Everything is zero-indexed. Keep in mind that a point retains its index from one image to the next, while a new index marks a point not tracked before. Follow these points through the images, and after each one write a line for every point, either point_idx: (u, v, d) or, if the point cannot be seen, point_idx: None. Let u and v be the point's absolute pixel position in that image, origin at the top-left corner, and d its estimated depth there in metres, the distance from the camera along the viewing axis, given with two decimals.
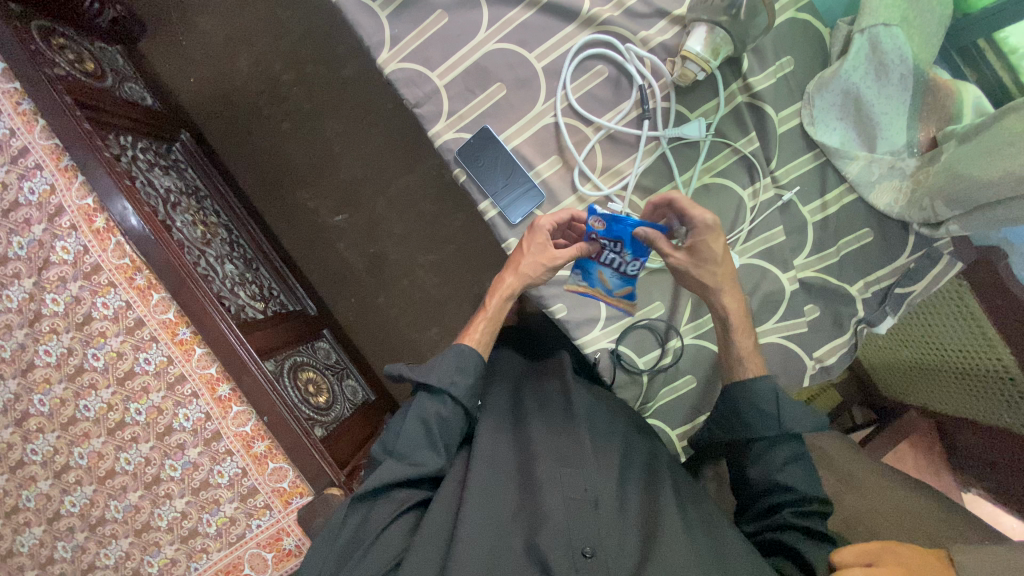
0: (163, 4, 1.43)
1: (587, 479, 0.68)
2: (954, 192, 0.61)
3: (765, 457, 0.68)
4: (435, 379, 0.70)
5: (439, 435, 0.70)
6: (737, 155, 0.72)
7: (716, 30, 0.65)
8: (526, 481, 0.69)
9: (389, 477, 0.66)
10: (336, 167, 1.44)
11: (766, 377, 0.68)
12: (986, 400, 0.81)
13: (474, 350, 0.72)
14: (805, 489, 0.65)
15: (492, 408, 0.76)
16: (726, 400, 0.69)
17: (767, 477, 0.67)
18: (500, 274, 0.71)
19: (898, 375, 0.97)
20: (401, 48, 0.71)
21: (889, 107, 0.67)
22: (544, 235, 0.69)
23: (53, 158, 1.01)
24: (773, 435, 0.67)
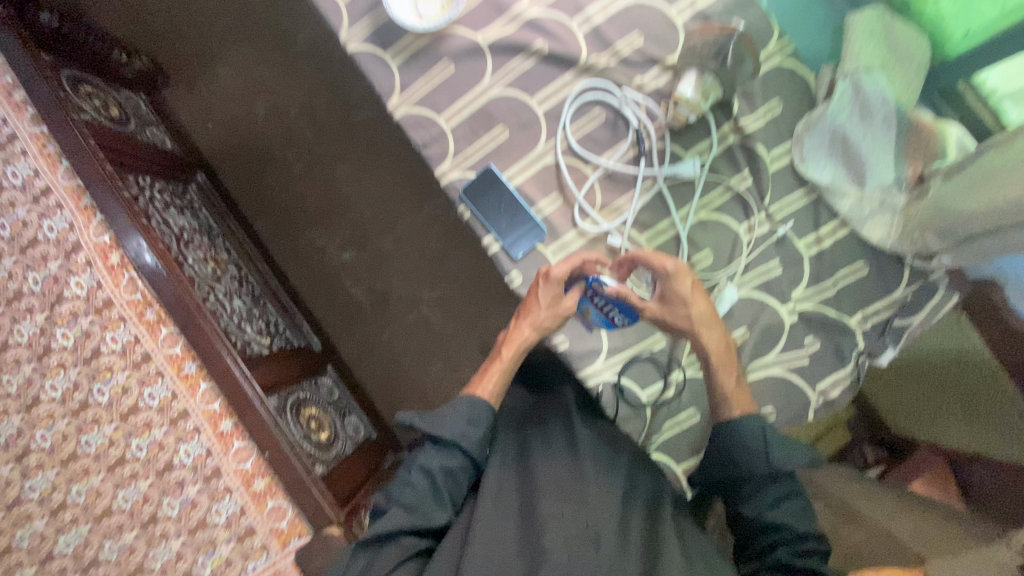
0: (186, 55, 1.51)
1: (589, 516, 0.66)
2: (943, 225, 0.63)
3: (756, 495, 0.66)
4: (447, 432, 0.69)
5: (446, 489, 0.69)
6: (731, 192, 0.74)
7: (706, 75, 0.70)
8: (531, 519, 0.66)
9: (394, 527, 0.65)
10: (345, 207, 1.49)
11: (754, 414, 0.68)
12: (992, 434, 0.80)
13: (485, 402, 0.72)
14: (798, 527, 0.63)
15: (499, 454, 0.75)
16: (718, 437, 0.68)
17: (759, 516, 0.65)
18: (515, 326, 0.74)
19: (907, 414, 0.95)
20: (410, 94, 0.76)
21: (876, 146, 0.70)
22: (557, 285, 0.70)
23: (74, 198, 1.06)
24: (763, 473, 0.66)
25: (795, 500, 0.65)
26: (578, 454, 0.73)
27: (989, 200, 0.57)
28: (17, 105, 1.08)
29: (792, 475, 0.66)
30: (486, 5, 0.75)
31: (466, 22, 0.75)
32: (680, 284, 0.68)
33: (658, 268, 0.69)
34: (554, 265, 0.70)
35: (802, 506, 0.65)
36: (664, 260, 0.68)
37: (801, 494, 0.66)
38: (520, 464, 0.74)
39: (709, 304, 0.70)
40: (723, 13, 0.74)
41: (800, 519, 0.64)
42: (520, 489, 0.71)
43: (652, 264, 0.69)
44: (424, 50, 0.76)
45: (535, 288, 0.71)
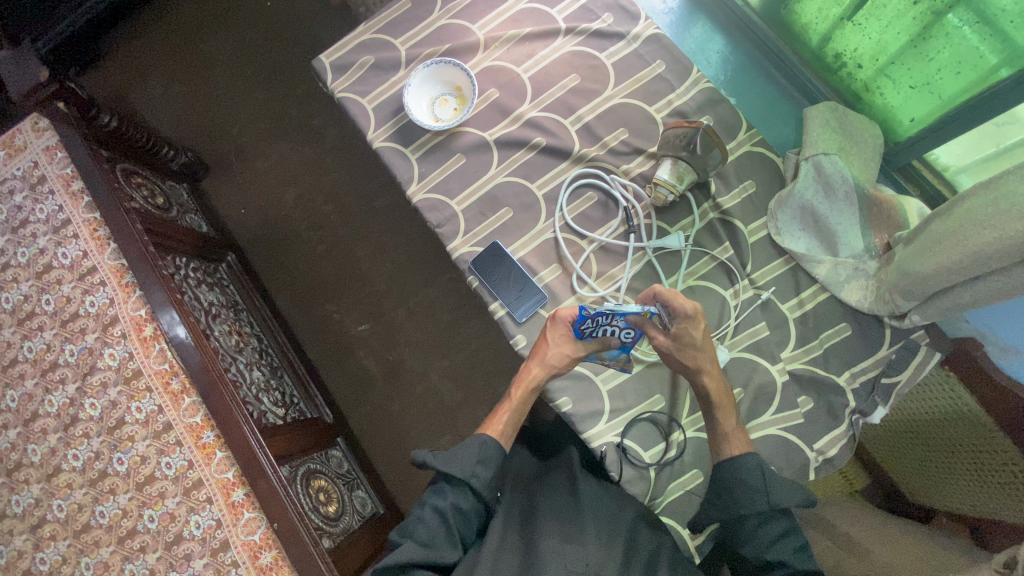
0: (225, 151, 1.69)
1: (588, 555, 0.70)
2: (906, 287, 0.69)
3: (755, 534, 0.69)
4: (458, 470, 0.72)
5: (457, 527, 0.71)
6: (715, 262, 0.82)
7: (679, 162, 0.79)
8: (530, 566, 0.69)
9: (407, 560, 0.66)
10: (362, 282, 1.58)
11: (751, 453, 0.71)
12: (994, 497, 0.79)
13: (496, 442, 0.75)
14: (795, 564, 0.67)
15: (499, 516, 0.75)
16: (720, 475, 0.71)
17: (758, 555, 0.68)
18: (525, 365, 0.77)
19: (910, 470, 0.95)
20: (426, 182, 0.87)
21: (842, 218, 0.77)
22: (564, 326, 0.77)
23: (117, 276, 1.15)
24: (762, 511, 0.69)
25: (788, 541, 0.68)
26: (580, 514, 0.74)
27: (937, 262, 0.63)
28: (74, 194, 1.19)
29: (789, 513, 0.71)
30: (493, 109, 0.88)
31: (475, 122, 0.88)
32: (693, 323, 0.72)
33: (677, 310, 0.71)
34: (561, 307, 0.77)
35: (798, 543, 0.68)
36: (683, 301, 0.71)
37: (796, 531, 0.69)
38: (524, 522, 0.75)
39: (700, 356, 0.73)
40: (696, 111, 0.85)
41: (798, 556, 0.67)
42: (522, 540, 0.73)
43: (673, 304, 0.72)
44: (439, 147, 0.88)
45: (545, 329, 0.78)
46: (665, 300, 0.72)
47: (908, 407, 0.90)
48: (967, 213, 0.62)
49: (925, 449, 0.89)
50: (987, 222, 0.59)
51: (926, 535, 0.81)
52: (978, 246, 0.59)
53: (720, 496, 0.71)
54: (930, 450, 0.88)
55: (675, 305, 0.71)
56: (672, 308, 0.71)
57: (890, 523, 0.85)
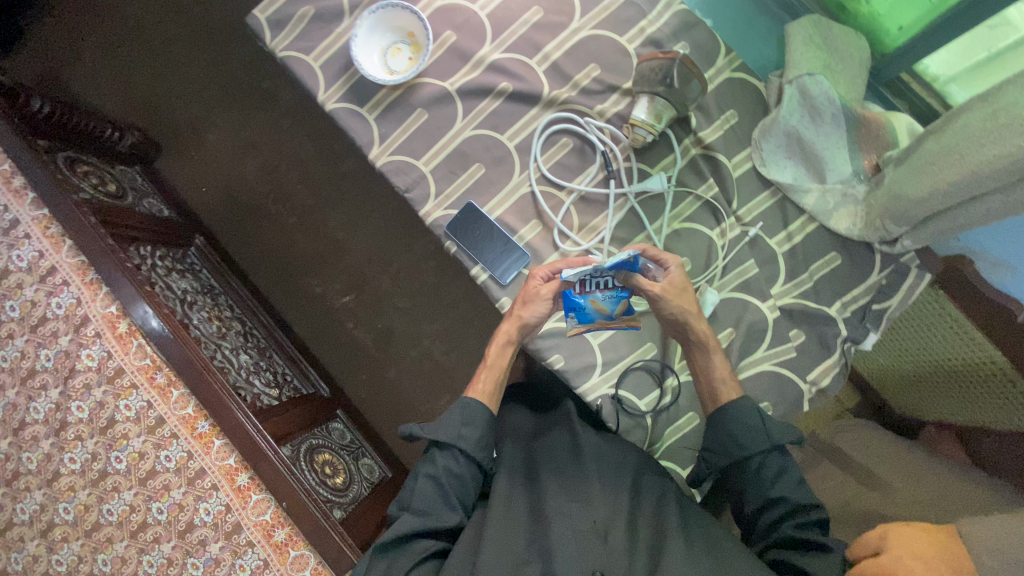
0: (175, 126, 1.58)
1: (595, 513, 0.71)
2: (897, 211, 0.67)
3: (758, 474, 0.70)
4: (443, 435, 0.72)
5: (453, 490, 0.71)
6: (700, 201, 0.78)
7: (657, 99, 0.74)
8: (539, 523, 0.70)
9: (405, 531, 0.67)
10: (341, 252, 1.53)
11: (746, 397, 0.72)
12: (987, 404, 0.82)
13: (477, 403, 0.74)
14: (798, 498, 0.67)
15: (504, 470, 0.75)
16: (716, 422, 0.72)
17: (761, 494, 0.69)
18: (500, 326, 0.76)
19: (927, 402, 0.96)
20: (389, 143, 0.81)
21: (829, 142, 0.73)
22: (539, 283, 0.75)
23: (79, 274, 1.10)
24: (763, 450, 0.70)
25: (790, 474, 0.69)
26: (584, 465, 0.75)
27: (931, 184, 0.61)
28: (16, 191, 1.10)
29: (784, 451, 0.71)
30: (451, 55, 0.81)
31: (434, 71, 0.81)
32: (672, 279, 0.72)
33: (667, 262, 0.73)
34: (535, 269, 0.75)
35: (798, 479, 0.69)
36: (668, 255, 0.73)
37: (794, 468, 0.70)
38: (528, 478, 0.76)
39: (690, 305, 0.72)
40: (671, 38, 0.79)
41: (799, 491, 0.68)
42: (528, 495, 0.74)
43: (661, 257, 0.73)
44: (398, 103, 0.81)
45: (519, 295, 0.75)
46: (654, 257, 0.73)
47: (903, 341, 0.94)
48: (963, 129, 0.58)
49: (922, 366, 0.92)
50: (985, 138, 0.55)
51: (925, 457, 0.84)
52: (977, 167, 0.55)
53: (719, 441, 0.71)
54: (926, 366, 0.91)
55: (665, 258, 0.73)
56: (663, 261, 0.73)
57: (889, 446, 0.88)
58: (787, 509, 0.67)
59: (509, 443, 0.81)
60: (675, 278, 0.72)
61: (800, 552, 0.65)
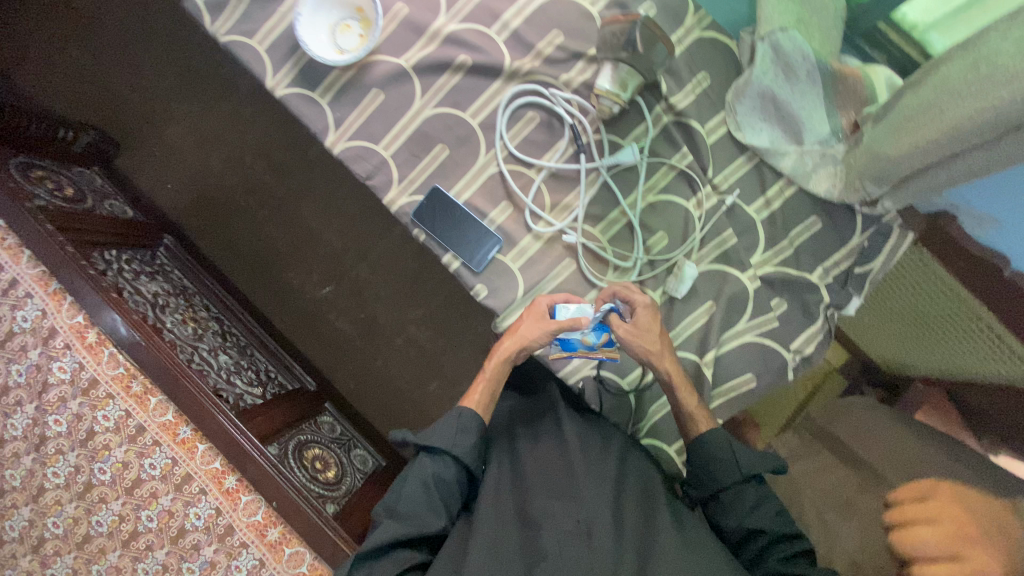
0: (133, 121, 1.50)
1: (579, 512, 0.66)
2: (877, 171, 0.64)
3: (734, 506, 0.69)
4: (437, 440, 0.70)
5: (439, 495, 0.69)
6: (674, 171, 0.75)
7: (620, 66, 0.70)
8: (526, 519, 0.67)
9: (388, 539, 0.64)
10: (317, 243, 1.49)
11: (716, 428, 0.70)
12: (976, 361, 0.82)
13: (472, 411, 0.72)
14: (777, 528, 0.66)
15: (493, 472, 0.73)
16: (693, 455, 0.70)
17: (741, 526, 0.67)
18: (499, 340, 0.73)
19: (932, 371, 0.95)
20: (345, 128, 0.76)
21: (805, 102, 0.69)
22: (540, 310, 0.72)
23: (41, 285, 1.05)
24: (736, 482, 0.69)
25: (768, 504, 0.68)
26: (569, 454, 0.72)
27: (910, 143, 0.58)
28: None
29: (760, 480, 0.70)
30: (404, 29, 0.76)
31: (387, 48, 0.76)
32: (643, 320, 0.69)
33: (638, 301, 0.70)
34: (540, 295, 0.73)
35: (777, 507, 0.68)
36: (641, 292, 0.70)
37: (771, 497, 0.69)
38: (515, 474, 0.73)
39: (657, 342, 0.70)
40: None
41: (779, 521, 0.67)
42: (514, 492, 0.71)
43: (630, 296, 0.70)
44: (351, 84, 0.76)
45: (521, 317, 0.72)
46: (624, 297, 0.70)
47: (889, 316, 0.95)
48: (942, 81, 0.55)
49: (910, 325, 0.92)
50: (965, 90, 0.52)
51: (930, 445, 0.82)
52: (958, 120, 0.52)
53: (696, 474, 0.71)
54: (913, 325, 0.91)
55: (634, 298, 0.70)
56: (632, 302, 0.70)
57: (885, 438, 0.85)
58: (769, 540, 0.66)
59: (500, 444, 0.78)
60: (642, 318, 0.69)
61: None
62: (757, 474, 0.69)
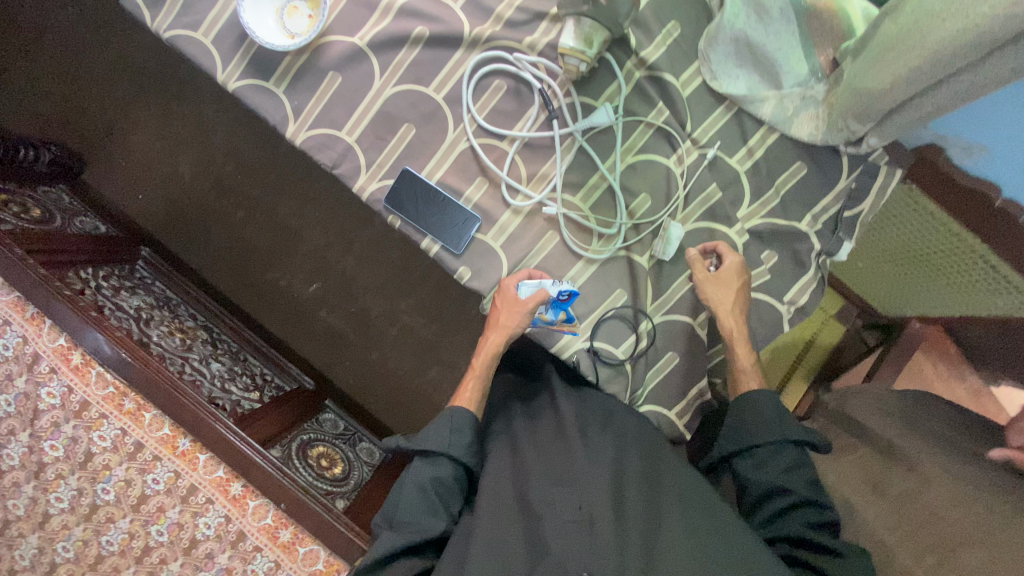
0: (93, 132, 1.44)
1: (581, 497, 0.64)
2: (860, 108, 0.61)
3: (764, 463, 0.68)
4: (431, 444, 0.70)
5: (438, 497, 0.67)
6: (652, 129, 0.72)
7: (583, 20, 0.66)
8: (528, 510, 0.64)
9: (390, 548, 0.63)
10: (299, 241, 1.45)
11: (770, 391, 0.72)
12: (980, 294, 0.81)
13: (464, 409, 0.72)
14: (808, 495, 0.65)
15: (493, 458, 0.71)
16: (738, 406, 0.72)
17: (768, 482, 0.67)
18: (486, 335, 0.74)
19: (960, 319, 0.91)
20: (305, 117, 0.73)
21: (782, 44, 0.66)
22: (510, 294, 0.72)
23: (18, 311, 1.03)
24: (776, 441, 0.68)
25: (804, 471, 0.67)
26: (567, 436, 0.71)
27: (891, 74, 0.55)
28: None
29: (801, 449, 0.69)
30: (355, 5, 0.72)
31: (339, 26, 0.72)
32: (733, 276, 0.71)
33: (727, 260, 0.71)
34: (505, 278, 0.72)
35: (812, 478, 0.67)
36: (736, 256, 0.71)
37: (809, 467, 0.68)
38: (514, 457, 0.71)
39: (737, 297, 0.71)
40: None
41: (811, 490, 0.66)
42: (514, 476, 0.68)
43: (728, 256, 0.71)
44: (305, 69, 0.72)
45: (495, 302, 0.73)
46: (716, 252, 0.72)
47: (901, 277, 0.92)
48: (920, 5, 0.52)
49: (907, 266, 0.90)
50: (945, 12, 0.49)
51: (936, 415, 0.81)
52: (939, 42, 0.49)
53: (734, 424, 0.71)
54: (911, 265, 0.89)
55: (728, 257, 0.71)
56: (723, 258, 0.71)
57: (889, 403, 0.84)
58: (795, 501, 0.65)
59: (498, 428, 0.76)
60: (729, 271, 0.71)
61: (809, 552, 0.63)
62: (808, 440, 0.69)
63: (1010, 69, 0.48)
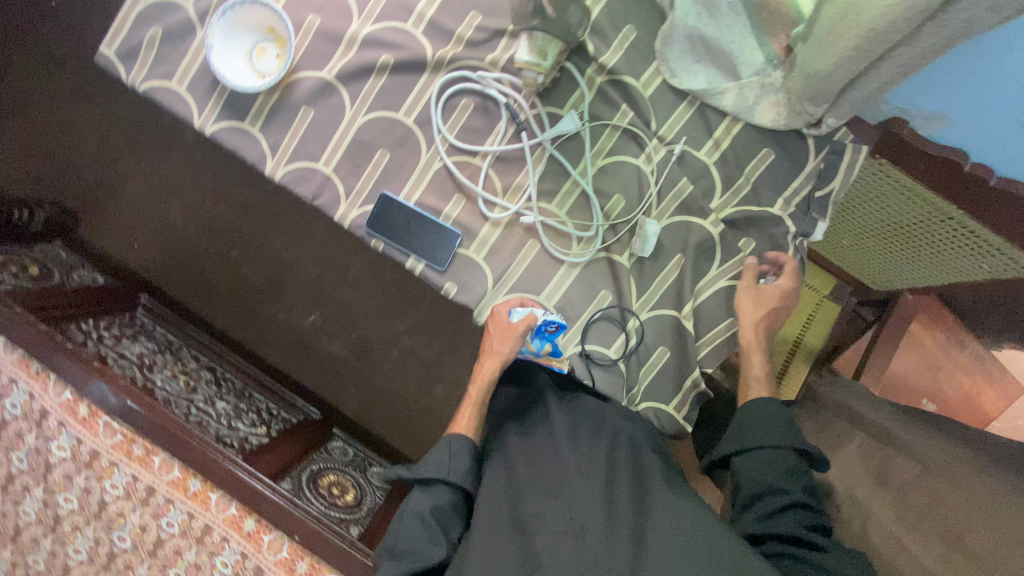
0: (85, 187, 1.47)
1: (572, 509, 0.64)
2: (815, 91, 0.62)
3: (767, 462, 0.67)
4: (431, 471, 0.70)
5: (438, 524, 0.67)
6: (618, 131, 0.74)
7: (535, 34, 0.68)
8: (521, 523, 0.64)
9: None
10: (294, 273, 1.47)
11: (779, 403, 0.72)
12: (965, 258, 0.81)
13: (462, 435, 0.72)
14: (806, 498, 0.65)
15: (489, 471, 0.71)
16: (745, 408, 0.71)
17: (767, 481, 0.66)
18: (480, 361, 0.76)
19: (950, 286, 0.91)
20: (282, 153, 0.76)
21: (732, 35, 0.66)
22: (502, 319, 0.74)
23: (23, 368, 1.05)
24: (782, 445, 0.68)
25: (805, 476, 0.67)
26: (559, 447, 0.71)
27: (835, 56, 0.56)
28: None
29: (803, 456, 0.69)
30: (320, 41, 0.74)
31: (307, 62, 0.74)
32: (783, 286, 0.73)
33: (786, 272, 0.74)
34: (498, 304, 0.74)
35: (812, 485, 0.67)
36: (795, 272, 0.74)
37: (808, 474, 0.68)
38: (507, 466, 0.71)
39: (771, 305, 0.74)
40: None
41: (810, 495, 0.66)
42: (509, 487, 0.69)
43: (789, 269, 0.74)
44: (278, 107, 0.75)
45: (489, 329, 0.75)
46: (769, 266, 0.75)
47: (900, 253, 0.92)
48: None
49: (890, 239, 0.90)
50: None
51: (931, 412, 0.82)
52: (874, 22, 0.50)
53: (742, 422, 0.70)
54: (894, 237, 0.89)
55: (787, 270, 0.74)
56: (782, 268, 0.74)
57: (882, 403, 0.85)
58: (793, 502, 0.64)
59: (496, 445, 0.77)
60: (773, 288, 0.74)
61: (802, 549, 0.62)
62: (814, 461, 0.69)
63: (940, 42, 0.50)
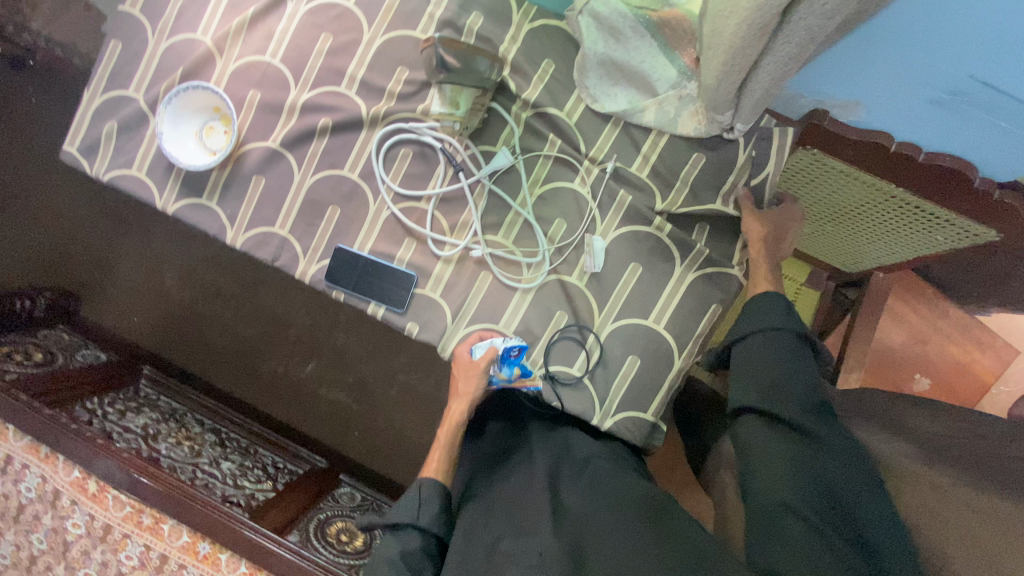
0: (83, 271, 1.54)
1: (540, 544, 0.64)
2: (721, 101, 0.65)
3: (771, 346, 0.70)
4: (402, 515, 0.73)
5: (408, 565, 0.68)
6: (551, 159, 0.78)
7: (444, 86, 0.74)
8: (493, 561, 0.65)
9: None
10: (287, 327, 1.52)
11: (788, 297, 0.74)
12: (922, 231, 0.82)
13: (431, 479, 0.77)
14: (807, 378, 0.69)
15: (467, 517, 0.73)
16: (754, 299, 0.74)
17: (770, 361, 0.70)
18: (450, 405, 0.81)
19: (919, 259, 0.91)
20: (240, 222, 0.80)
21: (641, 56, 0.69)
22: (465, 359, 0.77)
23: (33, 453, 1.09)
24: (788, 331, 0.71)
25: (808, 362, 0.70)
26: (534, 489, 0.73)
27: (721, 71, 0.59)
28: None
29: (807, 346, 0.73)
30: (263, 114, 0.79)
31: (254, 135, 0.79)
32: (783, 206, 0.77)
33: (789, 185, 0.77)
34: (458, 348, 0.78)
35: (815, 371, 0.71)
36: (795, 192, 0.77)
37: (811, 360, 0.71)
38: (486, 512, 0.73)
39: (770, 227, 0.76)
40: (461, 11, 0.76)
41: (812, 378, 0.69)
42: (487, 530, 0.70)
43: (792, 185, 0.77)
44: (232, 180, 0.80)
45: (455, 373, 0.78)
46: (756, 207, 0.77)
47: (862, 237, 0.92)
48: None
49: (847, 223, 0.91)
50: None
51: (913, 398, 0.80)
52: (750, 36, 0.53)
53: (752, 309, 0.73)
54: (851, 222, 0.90)
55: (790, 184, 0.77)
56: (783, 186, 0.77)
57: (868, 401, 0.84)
58: (794, 380, 0.68)
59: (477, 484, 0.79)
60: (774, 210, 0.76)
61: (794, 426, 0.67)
62: (813, 340, 0.73)
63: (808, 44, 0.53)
